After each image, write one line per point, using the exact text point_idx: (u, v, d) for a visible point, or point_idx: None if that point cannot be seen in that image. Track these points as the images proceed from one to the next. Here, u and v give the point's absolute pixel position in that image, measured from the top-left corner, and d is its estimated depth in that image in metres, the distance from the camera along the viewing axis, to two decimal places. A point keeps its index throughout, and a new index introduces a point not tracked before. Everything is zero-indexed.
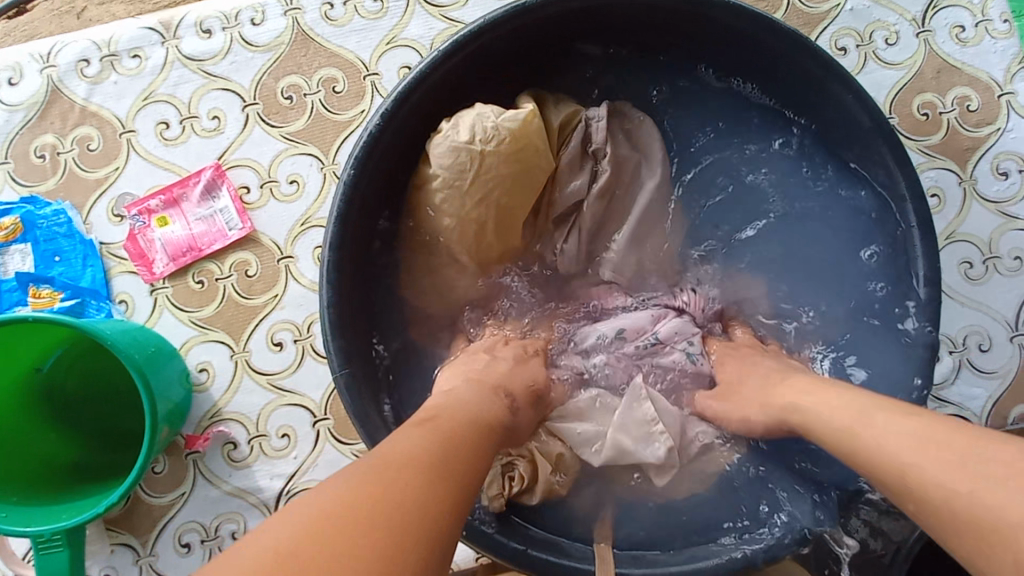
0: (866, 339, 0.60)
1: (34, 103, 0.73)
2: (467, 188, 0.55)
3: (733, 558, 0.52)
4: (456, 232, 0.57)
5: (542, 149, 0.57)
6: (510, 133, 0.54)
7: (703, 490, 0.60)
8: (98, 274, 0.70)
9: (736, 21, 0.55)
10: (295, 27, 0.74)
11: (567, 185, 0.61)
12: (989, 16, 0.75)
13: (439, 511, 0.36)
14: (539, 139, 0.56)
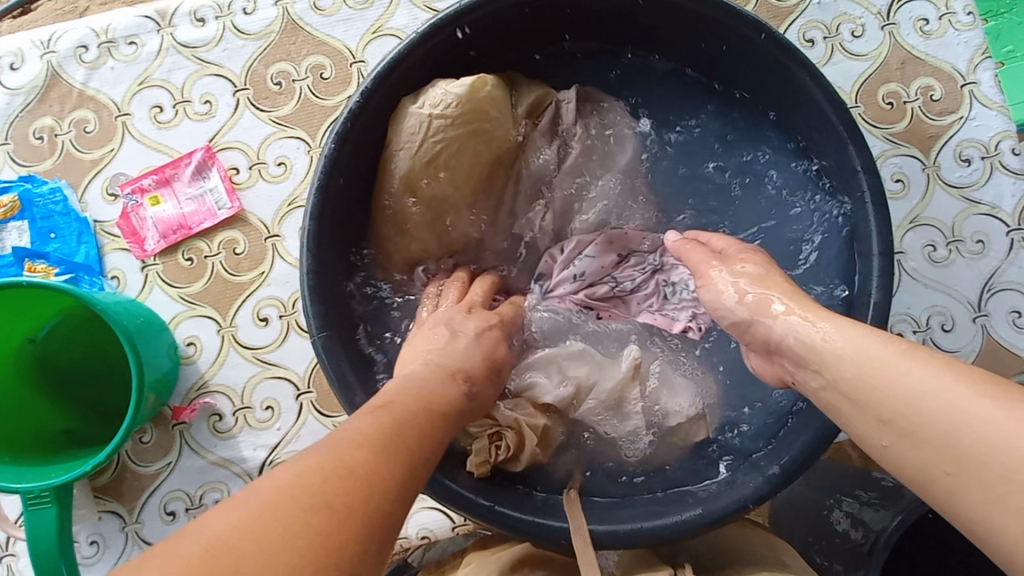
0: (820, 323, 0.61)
1: (34, 87, 0.76)
2: (417, 149, 0.59)
3: (705, 511, 0.53)
4: (416, 197, 0.61)
5: (495, 114, 0.61)
6: (457, 98, 0.59)
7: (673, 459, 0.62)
8: (92, 250, 0.73)
9: (700, 7, 0.58)
10: (285, 16, 0.77)
11: (535, 160, 0.65)
12: (952, 9, 0.78)
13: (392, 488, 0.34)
14: (489, 103, 0.60)
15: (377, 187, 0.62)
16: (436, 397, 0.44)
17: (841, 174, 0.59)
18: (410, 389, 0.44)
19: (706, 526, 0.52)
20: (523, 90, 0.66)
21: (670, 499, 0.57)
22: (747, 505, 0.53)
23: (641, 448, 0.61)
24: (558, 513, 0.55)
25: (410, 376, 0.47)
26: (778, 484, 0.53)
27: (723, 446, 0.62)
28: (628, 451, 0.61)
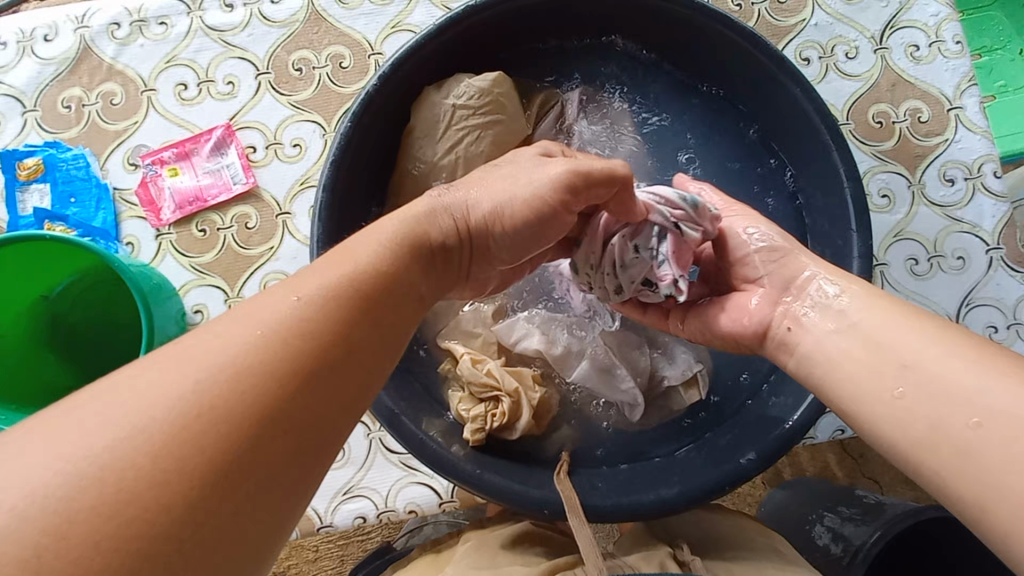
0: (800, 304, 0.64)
1: (65, 59, 0.80)
2: (438, 137, 0.63)
3: (690, 489, 0.56)
4: (427, 179, 0.63)
5: (510, 108, 0.64)
6: (480, 90, 0.62)
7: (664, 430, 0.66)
8: (109, 216, 0.76)
9: (696, 18, 0.63)
10: (310, 7, 0.81)
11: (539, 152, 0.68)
12: (942, 38, 0.83)
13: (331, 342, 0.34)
14: (506, 98, 0.64)
15: (396, 170, 0.65)
16: (392, 244, 0.42)
17: (828, 182, 0.62)
18: (362, 239, 0.42)
19: (691, 503, 0.55)
20: (531, 93, 0.70)
21: (656, 471, 0.61)
22: (723, 486, 0.56)
23: (637, 409, 0.65)
24: (545, 484, 0.57)
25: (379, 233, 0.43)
26: (754, 467, 0.57)
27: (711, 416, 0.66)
28: (627, 414, 0.65)
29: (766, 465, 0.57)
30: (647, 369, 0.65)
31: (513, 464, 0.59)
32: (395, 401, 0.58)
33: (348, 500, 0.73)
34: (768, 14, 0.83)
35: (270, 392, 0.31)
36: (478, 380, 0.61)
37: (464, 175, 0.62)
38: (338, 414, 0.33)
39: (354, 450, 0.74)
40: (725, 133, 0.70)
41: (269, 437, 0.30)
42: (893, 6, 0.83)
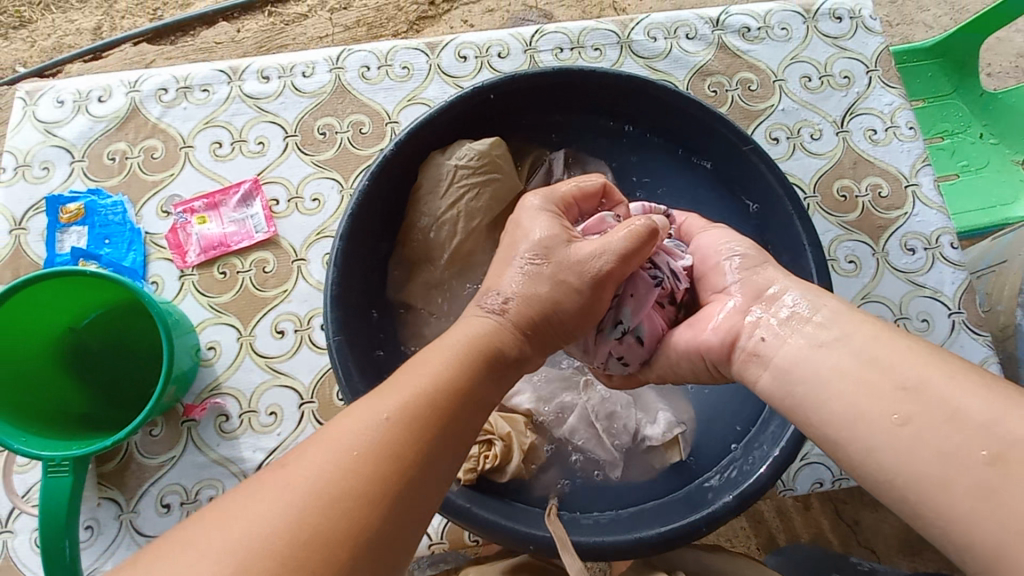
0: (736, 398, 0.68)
1: (115, 117, 0.89)
2: (442, 193, 0.70)
3: (676, 526, 0.56)
4: (432, 231, 0.71)
5: (506, 169, 0.73)
6: (480, 153, 0.70)
7: (655, 478, 0.67)
8: (139, 257, 0.82)
9: (676, 101, 0.72)
10: (337, 81, 0.92)
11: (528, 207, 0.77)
12: (896, 124, 0.93)
13: (410, 457, 0.42)
14: (503, 160, 0.72)
15: (404, 222, 0.73)
16: (450, 356, 0.49)
17: (793, 245, 0.69)
18: (429, 357, 0.49)
19: (673, 541, 0.56)
20: (522, 155, 0.79)
21: (643, 512, 0.62)
22: (700, 529, 0.56)
23: (617, 465, 0.67)
24: (534, 522, 0.59)
25: (439, 352, 0.50)
26: (730, 510, 0.57)
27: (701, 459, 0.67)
28: (608, 471, 0.67)
29: (748, 503, 0.57)
30: (628, 430, 0.68)
31: (504, 505, 0.61)
32: None
33: None
34: (740, 99, 0.94)
35: (362, 501, 0.39)
36: None
37: (464, 227, 0.71)
38: (412, 521, 0.40)
39: None
40: (700, 198, 0.78)
41: (358, 540, 0.38)
42: (852, 95, 0.94)
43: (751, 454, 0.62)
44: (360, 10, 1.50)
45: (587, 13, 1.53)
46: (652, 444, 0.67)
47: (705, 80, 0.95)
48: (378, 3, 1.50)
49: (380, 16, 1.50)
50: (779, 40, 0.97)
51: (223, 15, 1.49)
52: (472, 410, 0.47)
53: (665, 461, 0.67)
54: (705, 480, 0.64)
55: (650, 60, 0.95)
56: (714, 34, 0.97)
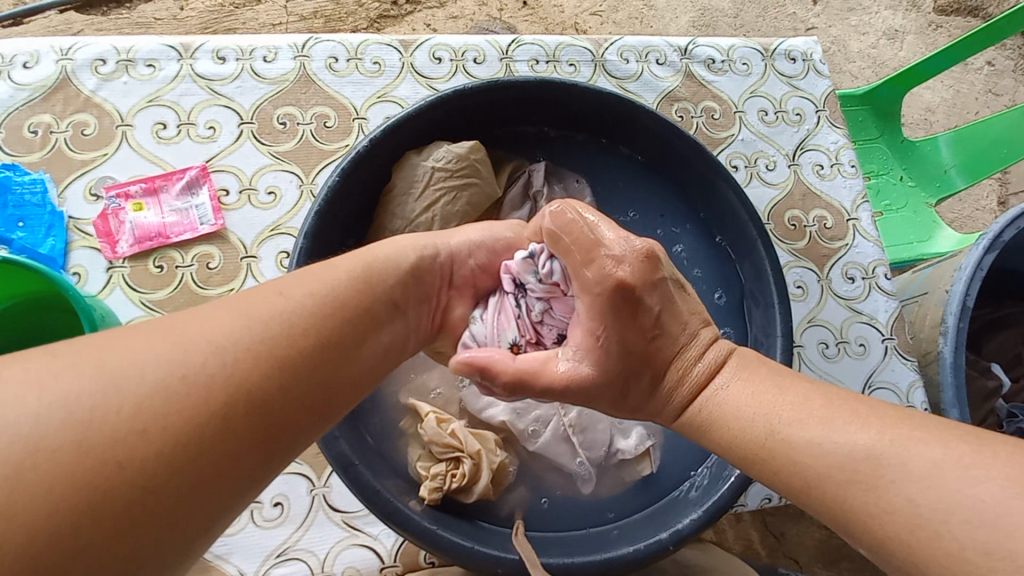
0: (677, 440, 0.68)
1: (41, 86, 0.79)
2: (418, 195, 0.67)
3: (646, 545, 0.56)
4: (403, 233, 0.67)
5: (483, 174, 0.70)
6: (459, 156, 0.68)
7: (621, 493, 0.66)
8: (59, 244, 0.73)
9: (653, 124, 0.73)
10: (301, 70, 0.86)
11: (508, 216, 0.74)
12: (840, 161, 1.00)
13: (283, 364, 0.39)
14: (482, 165, 0.70)
15: (374, 224, 0.69)
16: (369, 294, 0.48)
17: (755, 272, 0.72)
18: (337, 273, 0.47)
19: (643, 560, 0.55)
20: (502, 163, 0.77)
21: (607, 533, 0.61)
22: (667, 546, 0.56)
23: (590, 481, 0.65)
24: (499, 544, 0.56)
25: (342, 263, 0.47)
26: (701, 528, 0.57)
27: (668, 477, 0.66)
28: (580, 486, 0.65)
29: (714, 521, 0.58)
30: (602, 443, 0.65)
31: (466, 526, 0.58)
32: (353, 447, 0.55)
33: (281, 563, 0.64)
34: (704, 126, 0.98)
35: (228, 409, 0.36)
36: (441, 441, 0.60)
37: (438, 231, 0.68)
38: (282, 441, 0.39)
39: (294, 507, 0.66)
40: (669, 221, 0.79)
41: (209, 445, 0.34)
42: (802, 132, 1.01)
43: (713, 470, 0.63)
44: (318, 1, 1.44)
45: (550, 30, 1.56)
46: (623, 459, 0.66)
47: (672, 105, 0.98)
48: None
49: (340, 10, 1.44)
50: (740, 74, 1.02)
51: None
52: (383, 344, 0.48)
53: (636, 475, 0.66)
54: (672, 498, 0.63)
55: (622, 81, 0.97)
56: (682, 61, 1.01)
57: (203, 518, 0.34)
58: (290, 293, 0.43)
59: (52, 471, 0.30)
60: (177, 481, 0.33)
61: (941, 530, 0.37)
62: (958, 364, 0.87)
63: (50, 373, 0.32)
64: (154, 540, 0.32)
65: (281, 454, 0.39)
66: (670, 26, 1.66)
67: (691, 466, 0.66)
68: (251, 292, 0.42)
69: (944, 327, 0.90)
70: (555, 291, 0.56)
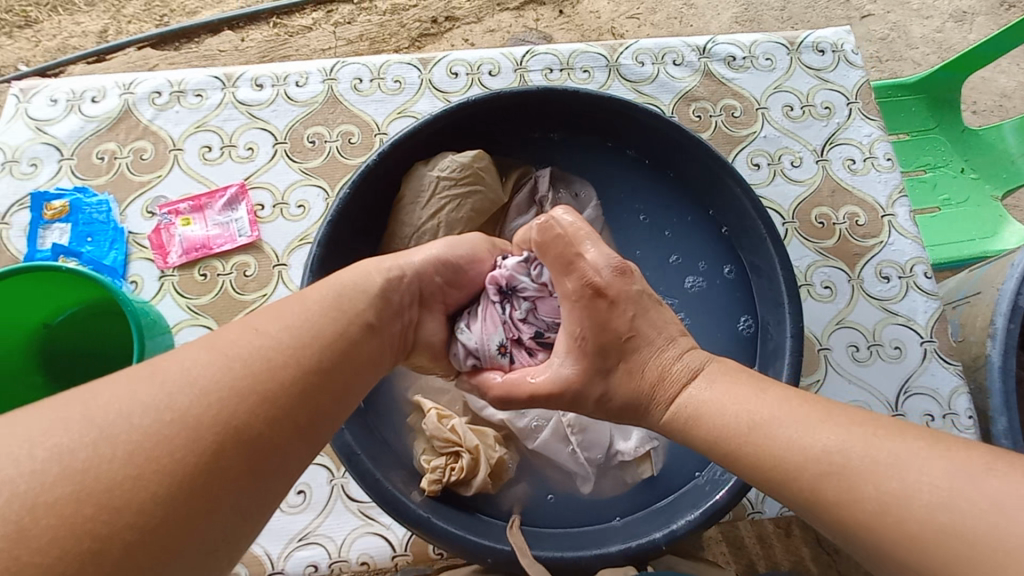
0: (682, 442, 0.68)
1: (107, 118, 0.90)
2: (424, 203, 0.71)
3: (639, 543, 0.56)
4: (411, 239, 0.71)
5: (488, 181, 0.73)
6: (462, 165, 0.71)
7: (623, 493, 0.66)
8: (120, 256, 0.83)
9: (658, 125, 0.74)
10: (329, 92, 0.93)
11: (513, 222, 0.77)
12: (874, 155, 0.95)
13: (273, 387, 0.43)
14: (485, 173, 0.73)
15: (386, 232, 0.73)
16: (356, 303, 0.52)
17: (766, 271, 0.70)
18: (313, 302, 0.51)
19: (637, 557, 0.56)
20: (508, 170, 0.79)
21: (605, 531, 0.61)
22: (660, 547, 0.56)
23: (589, 480, 0.66)
24: (496, 535, 0.59)
25: (317, 295, 0.51)
26: (696, 530, 0.57)
27: (671, 479, 0.66)
28: (579, 485, 0.66)
29: (712, 522, 0.58)
30: (602, 445, 0.66)
31: (465, 518, 0.60)
32: (358, 440, 0.59)
33: (302, 547, 0.69)
34: (723, 125, 0.96)
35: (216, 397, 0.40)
36: (441, 435, 0.63)
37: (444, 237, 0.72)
38: (278, 454, 0.42)
39: (314, 494, 0.71)
40: (678, 222, 0.78)
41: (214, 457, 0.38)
42: (832, 126, 0.97)
43: (716, 472, 0.62)
44: (363, 25, 1.53)
45: (585, 37, 1.57)
46: (623, 460, 0.66)
47: (689, 106, 0.97)
48: (380, 19, 1.54)
49: (383, 32, 1.53)
50: (763, 70, 0.99)
51: (228, 24, 1.52)
52: (364, 367, 0.51)
53: (637, 476, 0.66)
54: (673, 498, 0.63)
55: (637, 84, 0.97)
56: (700, 61, 0.99)
57: (212, 525, 0.37)
58: (266, 330, 0.46)
59: (55, 522, 0.32)
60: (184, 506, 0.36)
61: (906, 516, 0.39)
62: (1007, 368, 0.81)
63: (55, 420, 0.36)
64: (165, 550, 0.35)
65: (281, 468, 0.42)
66: (709, 24, 1.63)
67: (694, 466, 0.66)
68: (224, 331, 0.46)
69: (992, 328, 0.84)
70: (543, 292, 0.62)
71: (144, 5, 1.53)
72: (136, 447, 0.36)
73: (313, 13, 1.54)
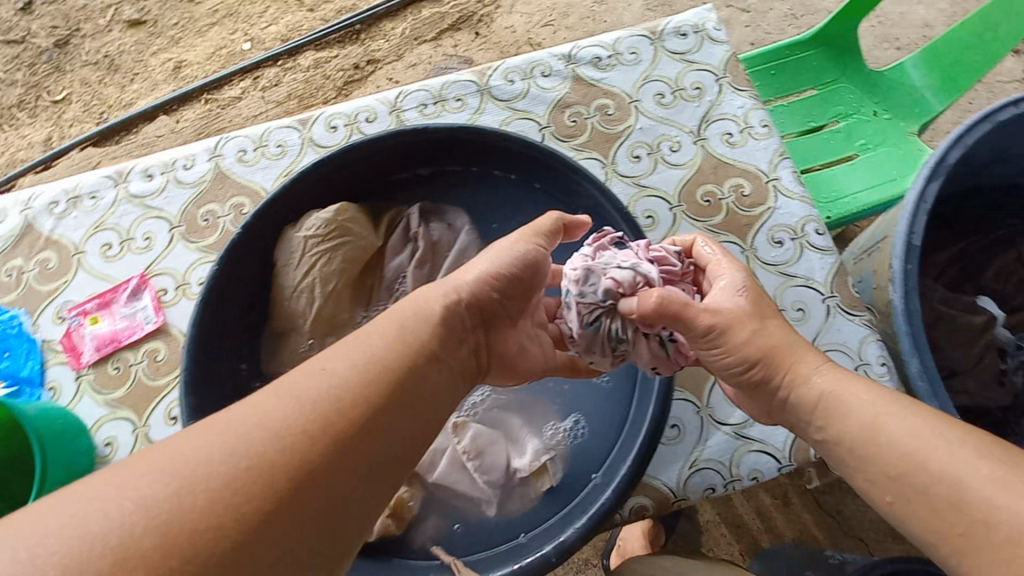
0: (581, 446, 0.70)
1: (10, 236, 0.94)
2: (296, 264, 0.73)
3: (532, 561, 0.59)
4: (291, 300, 0.74)
5: (356, 230, 0.76)
6: (326, 221, 0.74)
7: (529, 509, 0.67)
8: (36, 365, 0.86)
9: (509, 143, 0.76)
10: (215, 168, 0.96)
11: (391, 261, 0.79)
12: (750, 124, 0.97)
13: (341, 423, 0.47)
14: (353, 223, 0.76)
15: (271, 298, 0.76)
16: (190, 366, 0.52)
17: None
18: (375, 336, 0.54)
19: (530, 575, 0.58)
20: (381, 213, 0.81)
21: (510, 550, 0.63)
22: (552, 559, 0.59)
23: (493, 502, 0.67)
24: None
25: (379, 330, 0.55)
26: (583, 540, 0.60)
27: (572, 487, 0.68)
28: (484, 509, 0.67)
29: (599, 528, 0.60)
30: (500, 465, 0.68)
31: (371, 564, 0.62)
32: None
33: None
34: (599, 125, 0.98)
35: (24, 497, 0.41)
36: None
37: (321, 291, 0.73)
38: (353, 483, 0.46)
39: None
40: None
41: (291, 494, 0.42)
42: (705, 105, 0.99)
43: (606, 474, 0.65)
44: (289, 84, 1.58)
45: (505, 53, 1.62)
46: (524, 477, 0.68)
47: (564, 112, 0.99)
48: (305, 76, 1.58)
49: (310, 87, 1.57)
50: (629, 65, 1.02)
51: (162, 109, 1.56)
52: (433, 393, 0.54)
53: (540, 490, 0.67)
54: (573, 505, 0.65)
55: (509, 102, 1.00)
56: (568, 68, 1.02)
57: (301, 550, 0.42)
58: (334, 369, 0.50)
59: None
60: (244, 555, 0.40)
61: None
62: (910, 309, 0.81)
63: None
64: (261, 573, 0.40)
65: (361, 494, 0.46)
66: (623, 14, 1.64)
67: (593, 469, 0.68)
68: (294, 373, 0.49)
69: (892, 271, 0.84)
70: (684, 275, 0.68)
71: (83, 107, 1.60)
72: (81, 553, 0.36)
73: (240, 82, 1.58)
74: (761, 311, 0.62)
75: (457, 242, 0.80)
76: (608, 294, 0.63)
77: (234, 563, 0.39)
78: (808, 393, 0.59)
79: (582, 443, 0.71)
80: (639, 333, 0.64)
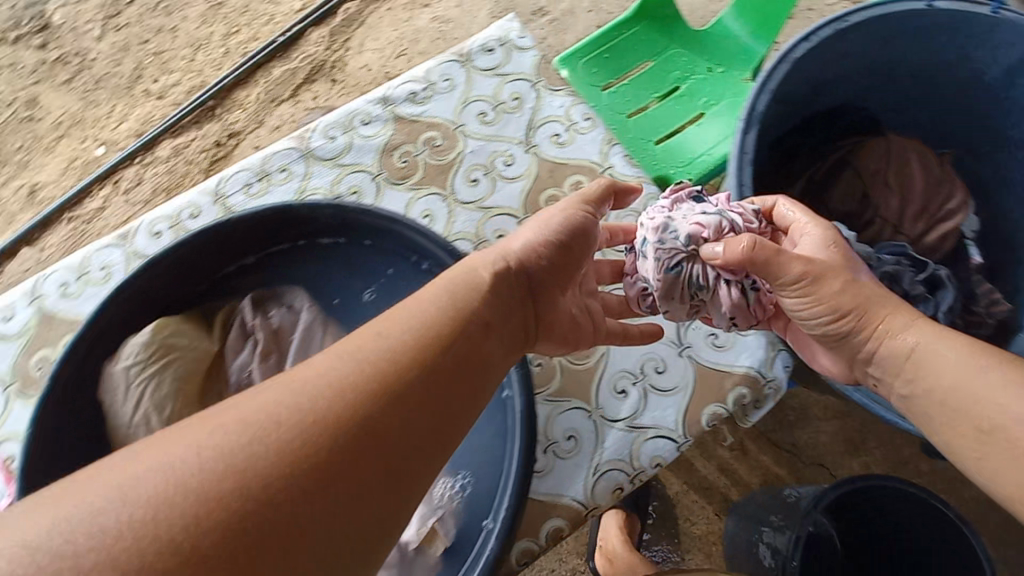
0: (470, 494, 0.69)
1: None
2: (124, 398, 0.68)
3: None
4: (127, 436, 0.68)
5: (183, 344, 0.71)
6: (146, 345, 0.69)
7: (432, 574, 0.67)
8: None
9: (323, 212, 0.75)
10: (40, 311, 0.89)
11: (233, 362, 0.75)
12: (574, 120, 0.99)
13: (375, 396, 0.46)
14: (178, 338, 0.71)
15: (107, 439, 0.70)
16: None
17: None
18: (424, 303, 0.56)
19: None
20: (214, 314, 0.77)
21: None
22: None
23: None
24: None
25: (430, 295, 0.57)
26: None
27: (468, 540, 0.66)
28: None
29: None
30: None
31: None
32: None
33: None
34: (430, 159, 0.97)
35: None
36: None
37: (158, 419, 0.68)
38: (385, 456, 0.44)
39: None
40: (393, 287, 0.78)
41: (316, 474, 0.41)
42: (527, 113, 0.99)
43: (492, 519, 0.64)
44: (153, 180, 1.40)
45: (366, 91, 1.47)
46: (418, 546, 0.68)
47: (393, 155, 0.98)
48: (167, 166, 1.42)
49: (175, 177, 1.40)
50: (444, 93, 1.01)
51: (24, 241, 1.37)
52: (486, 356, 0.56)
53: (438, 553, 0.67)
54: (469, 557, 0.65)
55: (335, 160, 0.97)
56: (386, 110, 1.00)
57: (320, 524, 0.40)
58: (390, 333, 0.51)
59: None
60: (275, 525, 0.38)
61: None
62: None
63: None
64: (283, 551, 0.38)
65: (404, 468, 0.45)
66: (469, 27, 1.50)
67: (483, 514, 0.67)
68: (355, 337, 0.51)
69: None
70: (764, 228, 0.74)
71: None
72: None
73: (100, 191, 1.40)
74: (851, 263, 0.68)
75: (299, 323, 0.77)
76: (690, 239, 0.71)
77: (259, 532, 0.38)
78: (897, 345, 0.64)
79: (470, 490, 0.69)
80: (719, 280, 0.72)
